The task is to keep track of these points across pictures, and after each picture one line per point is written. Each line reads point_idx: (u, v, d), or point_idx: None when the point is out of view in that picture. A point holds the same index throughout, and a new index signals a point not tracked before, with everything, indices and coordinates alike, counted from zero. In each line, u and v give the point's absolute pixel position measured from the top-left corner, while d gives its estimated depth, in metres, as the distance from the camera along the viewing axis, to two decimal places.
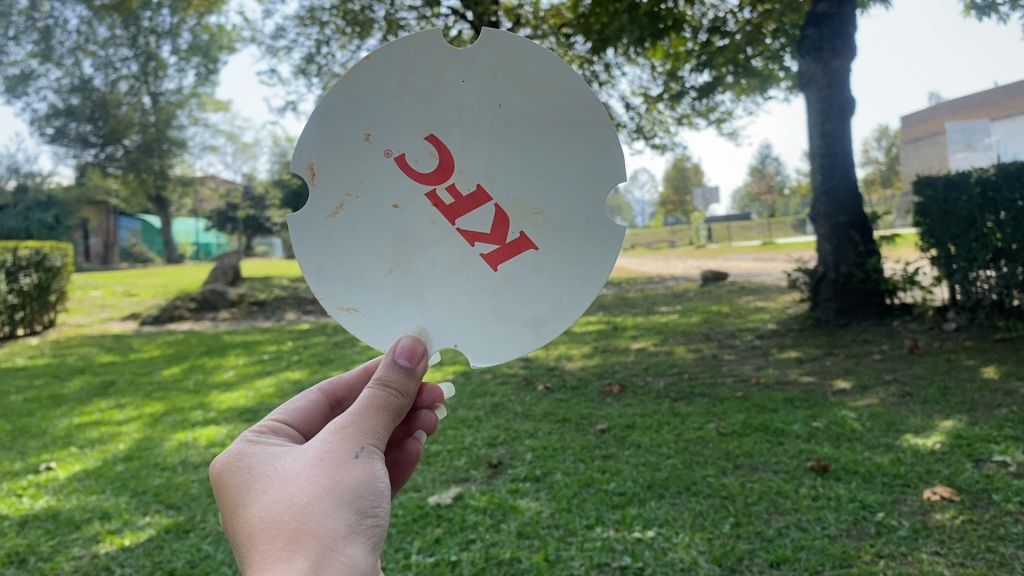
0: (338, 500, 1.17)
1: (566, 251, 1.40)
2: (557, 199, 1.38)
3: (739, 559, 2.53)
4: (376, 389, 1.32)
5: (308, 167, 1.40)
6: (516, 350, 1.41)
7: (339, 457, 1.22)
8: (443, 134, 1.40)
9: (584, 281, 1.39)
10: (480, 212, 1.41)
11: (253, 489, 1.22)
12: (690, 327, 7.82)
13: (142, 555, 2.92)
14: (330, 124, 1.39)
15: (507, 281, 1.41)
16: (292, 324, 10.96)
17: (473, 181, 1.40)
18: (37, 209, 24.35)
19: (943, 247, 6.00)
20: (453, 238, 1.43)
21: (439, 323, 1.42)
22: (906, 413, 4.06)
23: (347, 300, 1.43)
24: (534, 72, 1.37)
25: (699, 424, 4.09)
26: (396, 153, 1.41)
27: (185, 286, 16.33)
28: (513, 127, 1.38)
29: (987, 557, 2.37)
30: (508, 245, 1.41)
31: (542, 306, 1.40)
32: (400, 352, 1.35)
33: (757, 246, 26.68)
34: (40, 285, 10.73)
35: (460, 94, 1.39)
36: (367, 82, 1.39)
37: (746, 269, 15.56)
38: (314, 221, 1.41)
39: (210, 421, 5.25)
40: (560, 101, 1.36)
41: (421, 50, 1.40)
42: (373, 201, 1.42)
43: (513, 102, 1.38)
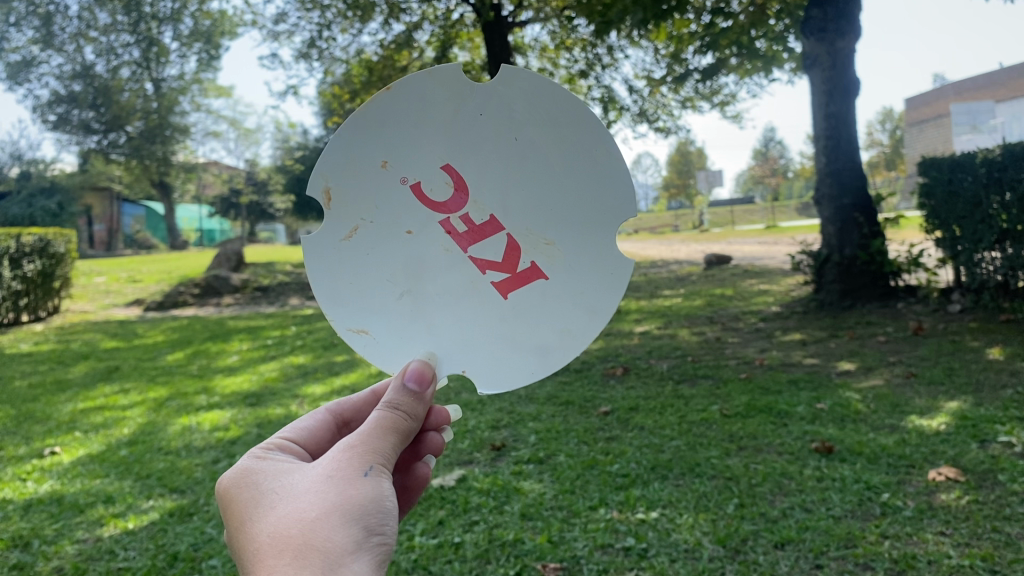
0: (346, 517, 1.13)
1: (575, 281, 1.37)
2: (567, 229, 1.36)
3: (743, 540, 2.52)
4: (385, 411, 1.29)
5: (324, 193, 1.38)
6: (524, 375, 1.37)
7: (348, 474, 1.19)
8: (458, 165, 1.39)
9: (592, 310, 1.36)
10: (492, 241, 1.39)
11: (261, 507, 1.18)
12: (693, 310, 7.81)
13: (145, 538, 2.92)
14: (347, 151, 1.38)
15: (516, 310, 1.38)
16: (297, 310, 10.95)
17: (486, 211, 1.38)
18: (40, 196, 24.23)
19: (948, 228, 5.96)
20: (465, 265, 1.40)
21: (449, 348, 1.39)
22: (910, 394, 4.05)
23: (356, 321, 1.39)
24: (547, 106, 1.35)
25: (703, 406, 4.09)
26: (412, 181, 1.39)
27: (188, 273, 16.29)
28: (526, 160, 1.36)
29: (993, 537, 2.36)
30: (518, 274, 1.38)
31: (552, 333, 1.37)
32: (410, 375, 1.32)
33: (762, 229, 26.54)
34: (44, 272, 10.72)
35: (476, 127, 1.37)
36: (387, 115, 1.38)
37: (750, 252, 15.52)
38: (328, 244, 1.39)
39: (214, 406, 5.26)
40: (570, 137, 1.34)
41: (443, 84, 1.38)
42: (387, 227, 1.40)
43: (528, 136, 1.36)
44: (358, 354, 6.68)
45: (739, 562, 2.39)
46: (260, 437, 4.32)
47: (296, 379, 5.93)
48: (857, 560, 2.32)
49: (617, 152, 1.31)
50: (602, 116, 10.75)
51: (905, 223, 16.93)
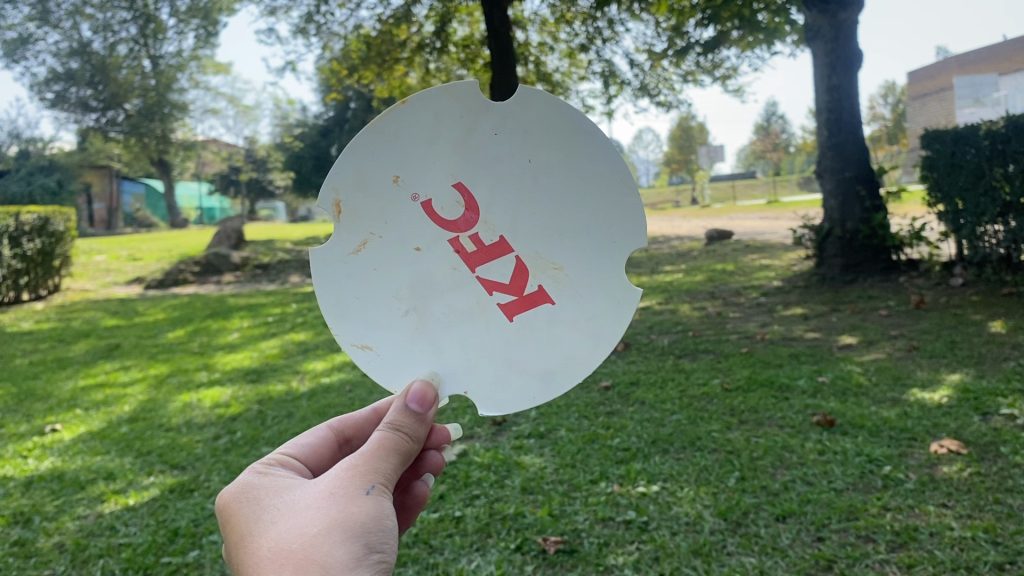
0: (347, 533, 1.10)
1: (582, 308, 1.27)
2: (578, 256, 1.26)
3: (744, 513, 2.51)
4: (386, 432, 1.24)
5: (335, 205, 1.30)
6: (526, 401, 1.28)
7: (349, 491, 1.16)
8: (471, 185, 1.29)
9: (597, 338, 1.26)
10: (499, 263, 1.29)
11: (263, 520, 1.16)
12: (694, 285, 7.79)
13: (146, 514, 2.92)
14: (359, 164, 1.30)
15: (522, 334, 1.29)
16: (297, 287, 10.93)
17: (496, 232, 1.29)
18: (39, 174, 24.09)
19: (950, 201, 5.92)
20: (472, 286, 1.31)
21: (454, 368, 1.30)
22: (913, 367, 4.04)
23: (362, 336, 1.31)
24: (564, 129, 1.24)
25: (704, 380, 4.08)
26: (423, 199, 1.30)
27: (187, 251, 16.21)
28: (539, 183, 1.26)
29: (995, 509, 2.35)
30: (525, 296, 1.28)
31: (555, 357, 1.27)
32: (412, 396, 1.26)
33: (763, 204, 26.34)
34: (44, 251, 10.69)
35: (491, 148, 1.27)
36: (402, 132, 1.29)
37: (750, 227, 15.46)
38: (336, 258, 1.31)
39: (215, 382, 5.27)
40: (584, 164, 1.24)
41: (460, 101, 1.28)
42: (396, 244, 1.32)
43: (542, 160, 1.26)
44: None
45: (741, 535, 2.38)
46: (260, 414, 4.31)
47: (297, 356, 5.93)
48: (859, 532, 2.32)
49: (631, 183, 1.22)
50: (603, 91, 10.67)
51: (907, 198, 16.87)
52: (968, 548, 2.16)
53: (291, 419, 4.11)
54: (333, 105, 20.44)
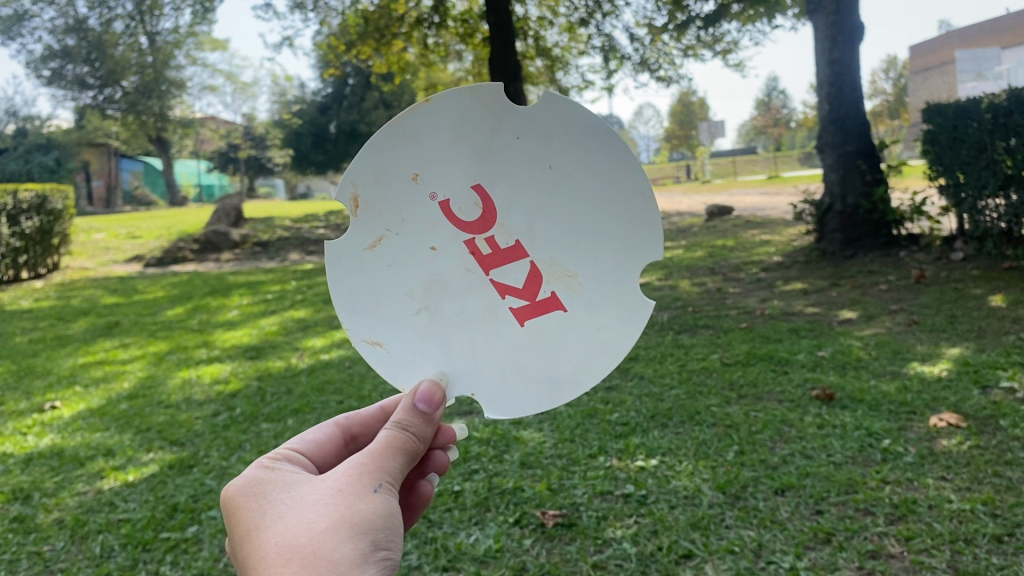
0: (354, 528, 1.04)
1: (595, 318, 1.20)
2: (594, 264, 1.19)
3: (743, 486, 2.51)
4: (393, 431, 1.19)
5: (352, 198, 1.23)
6: (531, 405, 1.22)
7: (357, 488, 1.10)
8: (489, 186, 1.21)
9: (607, 349, 1.20)
10: (514, 267, 1.22)
11: (267, 515, 1.10)
12: (694, 261, 7.77)
13: (145, 490, 2.92)
14: (378, 158, 1.22)
15: (532, 340, 1.22)
16: (296, 264, 10.90)
17: (513, 236, 1.21)
18: (37, 153, 23.97)
19: (952, 175, 5.88)
20: (483, 290, 1.23)
21: (464, 371, 1.24)
22: (912, 341, 4.03)
23: (371, 331, 1.24)
24: (590, 136, 1.16)
25: (703, 355, 4.08)
26: (440, 198, 1.23)
27: (186, 229, 16.18)
28: (559, 189, 1.19)
29: (994, 482, 2.35)
30: (538, 303, 1.22)
31: (565, 364, 1.21)
32: (421, 395, 1.21)
33: (763, 180, 26.19)
34: (42, 229, 10.66)
35: (512, 151, 1.20)
36: (424, 130, 1.22)
37: (751, 203, 15.37)
38: (349, 252, 1.24)
39: (214, 359, 5.27)
40: (606, 173, 1.16)
41: (485, 101, 1.20)
42: (410, 240, 1.24)
43: (565, 165, 1.18)
44: None
45: (739, 508, 2.38)
46: (260, 390, 4.31)
47: (296, 332, 5.92)
48: (858, 505, 2.31)
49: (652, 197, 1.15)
50: (602, 65, 10.59)
51: (907, 173, 16.83)
52: (966, 521, 2.16)
53: (290, 395, 4.12)
54: (331, 81, 20.31)
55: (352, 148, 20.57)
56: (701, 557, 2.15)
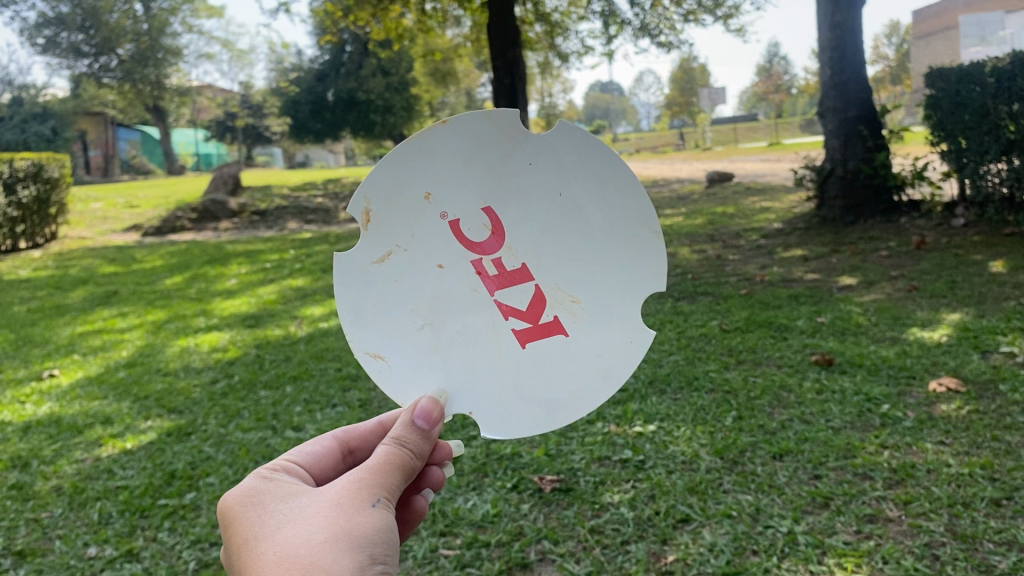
0: (353, 542, 0.96)
1: (598, 348, 1.11)
2: (599, 291, 1.10)
3: (741, 451, 2.51)
4: (390, 447, 1.10)
5: (364, 213, 1.16)
6: (525, 426, 1.12)
7: (355, 503, 1.01)
8: (500, 209, 1.13)
9: (604, 376, 1.10)
10: (519, 289, 1.13)
11: (266, 524, 1.01)
12: (694, 228, 7.74)
13: (143, 457, 2.92)
14: (392, 173, 1.15)
15: (532, 366, 1.13)
16: (294, 233, 10.85)
17: (519, 258, 1.13)
18: (34, 121, 23.74)
19: (953, 140, 5.83)
20: (487, 310, 1.14)
21: (465, 391, 1.14)
22: (913, 306, 4.01)
23: (374, 343, 1.16)
24: (602, 166, 1.07)
25: (702, 322, 4.06)
26: (451, 218, 1.15)
27: (185, 197, 16.09)
28: (568, 216, 1.10)
29: (992, 446, 2.34)
30: (540, 326, 1.13)
31: (562, 390, 1.11)
32: (420, 412, 1.12)
33: (763, 147, 25.94)
34: (39, 198, 10.60)
35: (523, 177, 1.12)
36: (439, 151, 1.14)
37: (752, 170, 15.27)
38: (357, 266, 1.16)
39: (213, 327, 5.25)
40: (615, 203, 1.07)
41: (501, 126, 1.12)
42: (418, 258, 1.16)
43: (575, 193, 1.09)
44: None
45: (737, 473, 2.38)
46: (258, 358, 4.30)
47: (295, 301, 5.91)
48: (856, 470, 2.31)
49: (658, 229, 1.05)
50: (602, 31, 10.47)
51: (909, 139, 16.68)
52: (965, 485, 2.15)
53: (288, 363, 4.11)
54: (328, 48, 20.12)
55: (351, 116, 20.39)
56: (698, 522, 2.15)
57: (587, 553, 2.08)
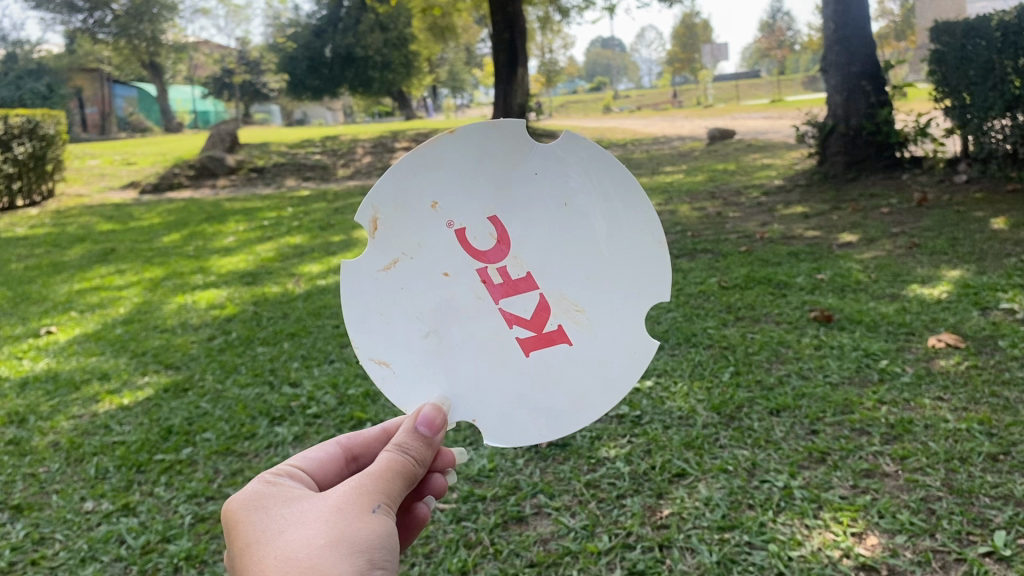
0: (352, 547, 0.91)
1: (602, 355, 1.12)
2: (603, 299, 1.12)
3: (738, 407, 2.50)
4: (392, 454, 1.06)
5: (371, 220, 1.12)
6: (530, 432, 1.11)
7: (354, 508, 0.97)
8: (507, 219, 1.13)
9: (608, 385, 1.11)
10: (524, 297, 1.13)
11: (267, 529, 0.97)
12: (695, 185, 7.68)
13: (140, 413, 2.92)
14: (400, 178, 1.12)
15: (536, 373, 1.12)
16: (292, 191, 10.77)
17: (526, 267, 1.12)
18: (29, 78, 23.39)
19: (958, 96, 5.75)
20: (492, 318, 1.13)
21: (469, 399, 1.12)
22: (913, 263, 3.99)
23: (379, 350, 1.12)
24: (608, 182, 1.10)
25: (701, 278, 4.04)
26: (457, 226, 1.13)
27: (182, 155, 15.94)
28: (573, 227, 1.12)
29: (991, 401, 2.33)
30: (544, 334, 1.12)
31: (567, 397, 1.11)
32: (422, 420, 1.08)
33: (766, 104, 25.59)
34: (35, 155, 10.49)
35: (530, 188, 1.12)
36: (448, 160, 1.12)
37: (753, 127, 15.10)
38: (363, 273, 1.12)
39: (211, 284, 5.24)
40: (622, 215, 1.10)
41: (508, 137, 1.12)
42: (422, 265, 1.13)
43: (582, 205, 1.11)
44: (353, 234, 6.61)
45: (734, 428, 2.37)
46: (256, 315, 4.29)
47: (292, 258, 5.88)
48: (854, 425, 2.30)
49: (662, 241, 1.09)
50: None
51: (911, 95, 16.48)
52: (963, 440, 2.15)
53: (286, 320, 4.10)
54: (326, 3, 19.81)
55: (349, 72, 20.16)
56: (694, 476, 2.15)
57: (582, 507, 2.08)
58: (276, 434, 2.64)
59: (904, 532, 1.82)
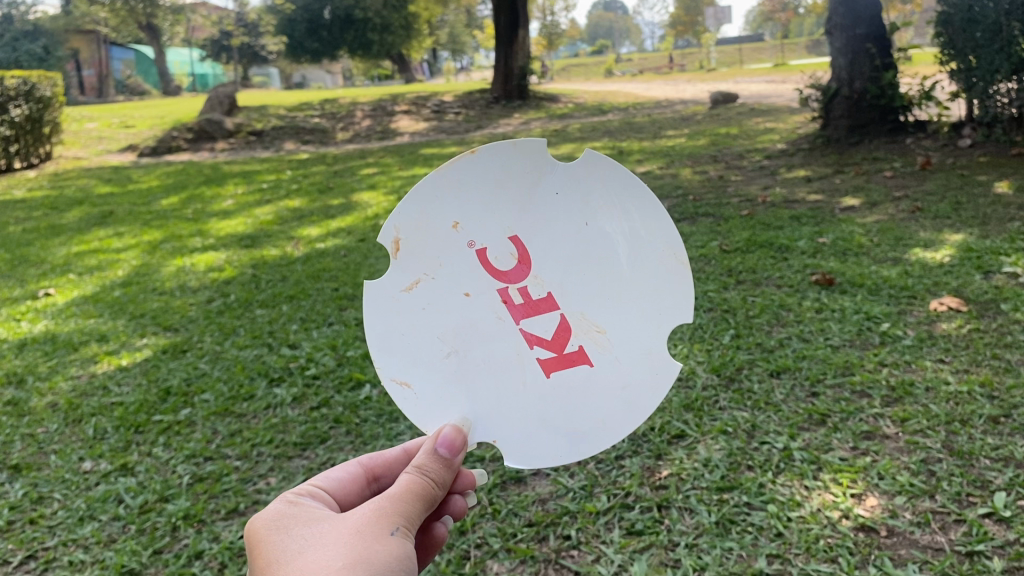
0: (370, 567, 0.91)
1: (624, 377, 1.09)
2: (624, 319, 1.09)
3: (738, 369, 2.49)
4: (411, 475, 1.05)
5: (394, 241, 1.12)
6: (551, 456, 1.08)
7: (373, 530, 0.96)
8: (528, 239, 1.11)
9: (629, 407, 1.08)
10: (545, 317, 1.11)
11: (287, 548, 0.97)
12: (697, 149, 7.61)
13: (138, 374, 2.91)
14: (422, 200, 1.12)
15: (556, 394, 1.09)
16: (290, 154, 10.69)
17: (546, 287, 1.11)
18: (25, 39, 23.03)
19: (963, 59, 5.65)
20: (512, 338, 1.11)
21: (490, 421, 1.10)
22: (916, 227, 3.96)
23: (401, 370, 1.12)
24: (628, 202, 1.09)
25: (702, 242, 4.01)
26: (479, 246, 1.12)
27: (180, 118, 15.78)
28: (594, 246, 1.10)
29: (992, 364, 2.32)
30: (565, 355, 1.10)
31: (588, 420, 1.08)
32: (442, 441, 1.07)
33: (769, 68, 25.24)
34: (32, 117, 10.38)
35: (552, 207, 1.11)
36: (469, 182, 1.12)
37: (756, 91, 14.90)
38: (385, 294, 1.12)
39: (209, 247, 5.21)
40: (642, 235, 1.08)
41: (529, 156, 1.11)
42: (444, 285, 1.12)
43: (601, 224, 1.09)
44: (352, 198, 6.57)
45: (734, 390, 2.37)
46: (254, 277, 4.27)
47: (291, 221, 5.84)
48: (854, 387, 2.30)
49: (686, 260, 1.06)
50: None
51: (916, 60, 16.24)
52: (963, 403, 2.14)
53: (285, 282, 4.08)
54: None
55: (348, 35, 19.90)
56: (693, 437, 2.14)
57: (582, 468, 2.08)
58: (275, 395, 2.63)
59: (904, 494, 1.81)
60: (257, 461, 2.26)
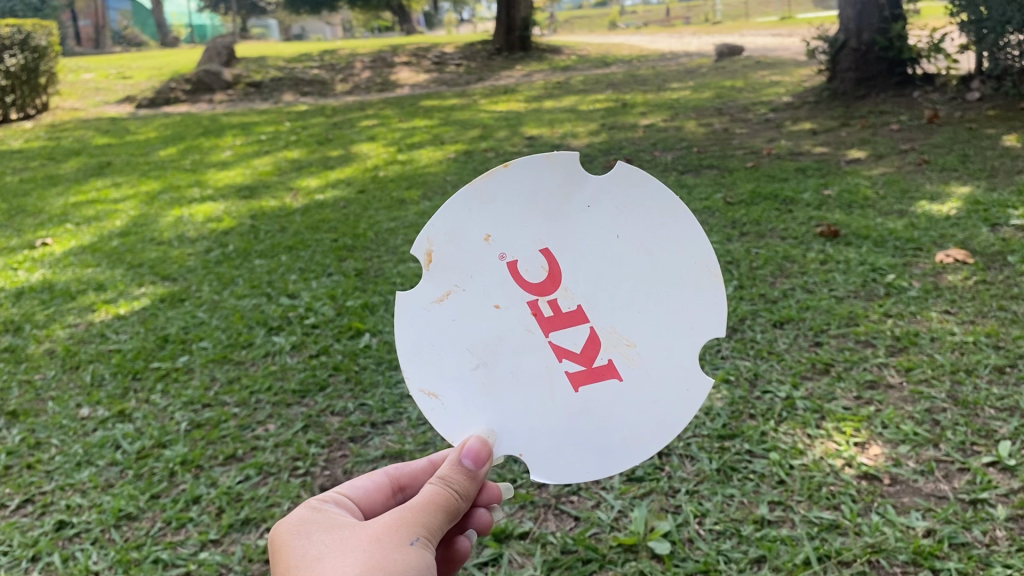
0: None
1: (654, 392, 1.06)
2: (655, 333, 1.07)
3: (741, 319, 2.47)
4: (435, 486, 1.03)
5: (426, 253, 1.09)
6: (578, 472, 1.06)
7: (392, 540, 0.95)
8: (560, 251, 1.09)
9: (659, 424, 1.05)
10: (575, 330, 1.08)
11: (308, 555, 0.97)
12: (701, 102, 7.50)
13: (137, 322, 2.89)
14: (454, 209, 1.10)
15: (586, 409, 1.06)
16: (290, 106, 10.54)
17: (577, 299, 1.08)
18: None
19: (975, 9, 5.53)
20: (542, 351, 1.08)
21: (518, 434, 1.07)
22: (922, 180, 3.90)
23: (428, 381, 1.09)
24: (661, 217, 1.07)
25: (706, 194, 3.96)
26: (510, 259, 1.09)
27: (178, 70, 15.50)
28: (627, 258, 1.08)
29: (999, 315, 2.30)
30: (594, 369, 1.07)
31: (618, 435, 1.06)
32: (467, 452, 1.04)
33: (776, 21, 24.79)
34: (27, 66, 10.20)
35: (585, 219, 1.08)
36: (501, 195, 1.09)
37: (762, 44, 14.65)
38: (415, 306, 1.09)
39: (207, 198, 5.14)
40: (674, 250, 1.06)
41: (562, 168, 1.09)
42: (474, 297, 1.09)
43: (632, 238, 1.07)
44: (352, 150, 6.48)
45: (736, 340, 2.35)
46: (253, 229, 4.22)
47: (290, 173, 5.77)
48: (858, 337, 2.28)
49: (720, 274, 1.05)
50: None
51: (925, 13, 15.95)
52: (969, 352, 2.12)
53: (284, 233, 4.03)
54: None
55: None
56: None
57: None
58: (274, 343, 2.61)
59: (907, 443, 1.80)
60: (256, 408, 2.24)
